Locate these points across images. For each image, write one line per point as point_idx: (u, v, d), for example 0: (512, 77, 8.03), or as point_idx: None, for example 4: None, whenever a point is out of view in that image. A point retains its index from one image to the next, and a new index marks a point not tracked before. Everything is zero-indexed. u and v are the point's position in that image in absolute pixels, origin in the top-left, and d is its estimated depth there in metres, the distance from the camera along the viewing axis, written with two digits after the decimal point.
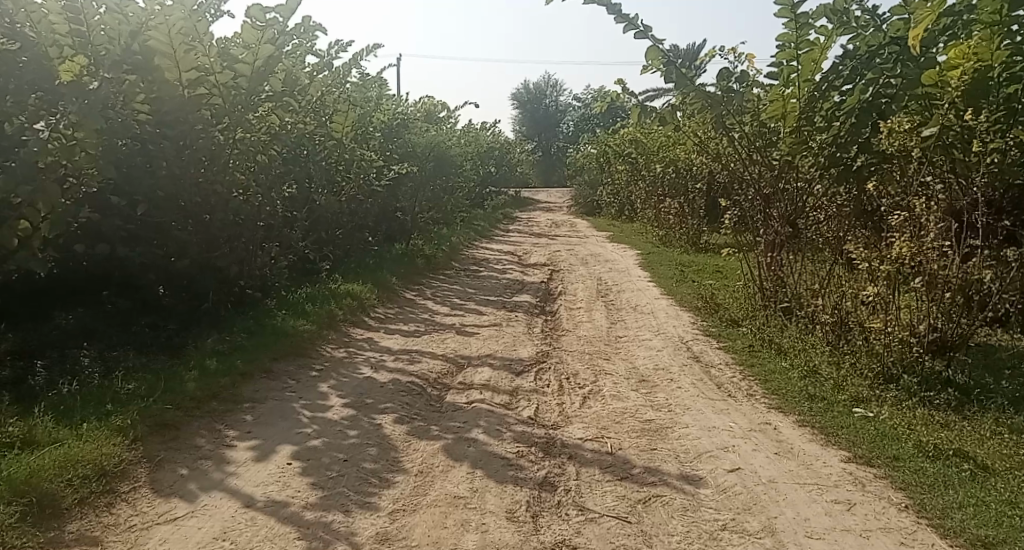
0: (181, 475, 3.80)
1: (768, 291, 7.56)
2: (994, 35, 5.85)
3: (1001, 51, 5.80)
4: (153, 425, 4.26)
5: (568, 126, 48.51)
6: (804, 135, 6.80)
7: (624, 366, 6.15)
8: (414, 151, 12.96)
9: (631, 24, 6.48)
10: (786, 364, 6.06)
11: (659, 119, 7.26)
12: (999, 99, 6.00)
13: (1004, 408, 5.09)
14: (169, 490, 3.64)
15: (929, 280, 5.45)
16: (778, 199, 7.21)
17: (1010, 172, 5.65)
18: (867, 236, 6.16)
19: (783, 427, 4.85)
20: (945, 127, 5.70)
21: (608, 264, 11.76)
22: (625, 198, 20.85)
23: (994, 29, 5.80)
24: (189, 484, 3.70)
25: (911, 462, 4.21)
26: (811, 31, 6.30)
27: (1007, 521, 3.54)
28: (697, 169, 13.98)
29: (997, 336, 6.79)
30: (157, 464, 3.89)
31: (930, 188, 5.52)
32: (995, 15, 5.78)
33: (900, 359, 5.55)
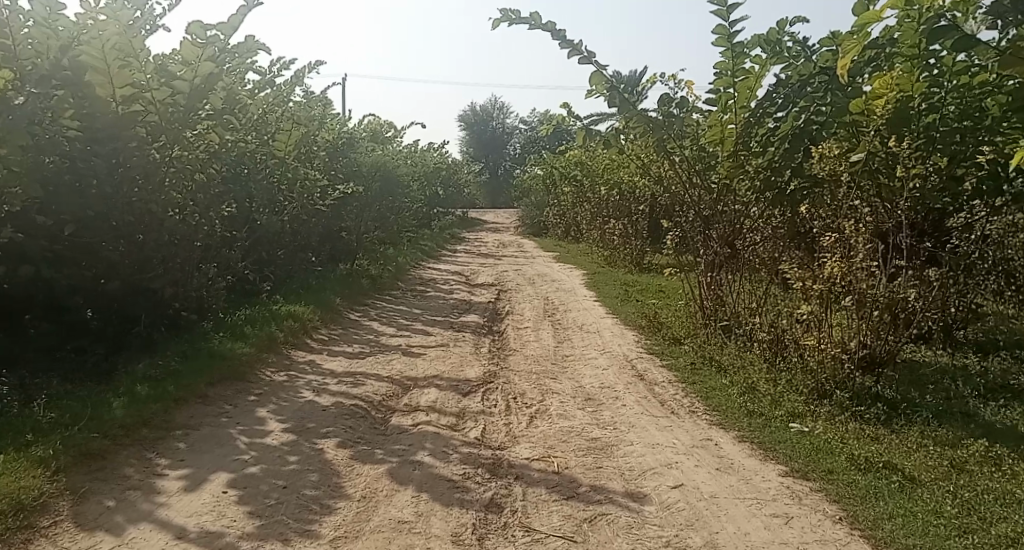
0: (107, 507, 3.66)
1: (709, 309, 7.70)
2: (913, 68, 6.06)
3: (921, 82, 6.04)
4: (77, 455, 4.10)
5: (515, 148, 48.87)
6: (740, 160, 7.01)
7: (570, 385, 6.18)
8: (360, 171, 12.86)
9: (575, 50, 6.58)
10: (726, 381, 6.18)
11: (603, 142, 7.38)
12: (918, 128, 6.14)
13: (930, 421, 5.24)
14: (93, 523, 3.49)
15: (859, 299, 5.65)
16: (718, 221, 7.42)
17: (932, 198, 5.88)
18: (801, 256, 6.37)
19: (724, 443, 4.93)
20: (870, 154, 5.82)
21: (555, 284, 11.83)
22: (571, 220, 21.07)
23: (914, 63, 6.01)
24: (116, 516, 3.56)
25: (844, 475, 4.32)
26: (747, 60, 6.55)
27: (934, 531, 3.64)
28: (641, 192, 14.13)
29: (922, 352, 7.06)
30: (81, 496, 3.73)
31: (858, 211, 5.74)
32: (915, 48, 6.04)
33: (833, 376, 5.71)
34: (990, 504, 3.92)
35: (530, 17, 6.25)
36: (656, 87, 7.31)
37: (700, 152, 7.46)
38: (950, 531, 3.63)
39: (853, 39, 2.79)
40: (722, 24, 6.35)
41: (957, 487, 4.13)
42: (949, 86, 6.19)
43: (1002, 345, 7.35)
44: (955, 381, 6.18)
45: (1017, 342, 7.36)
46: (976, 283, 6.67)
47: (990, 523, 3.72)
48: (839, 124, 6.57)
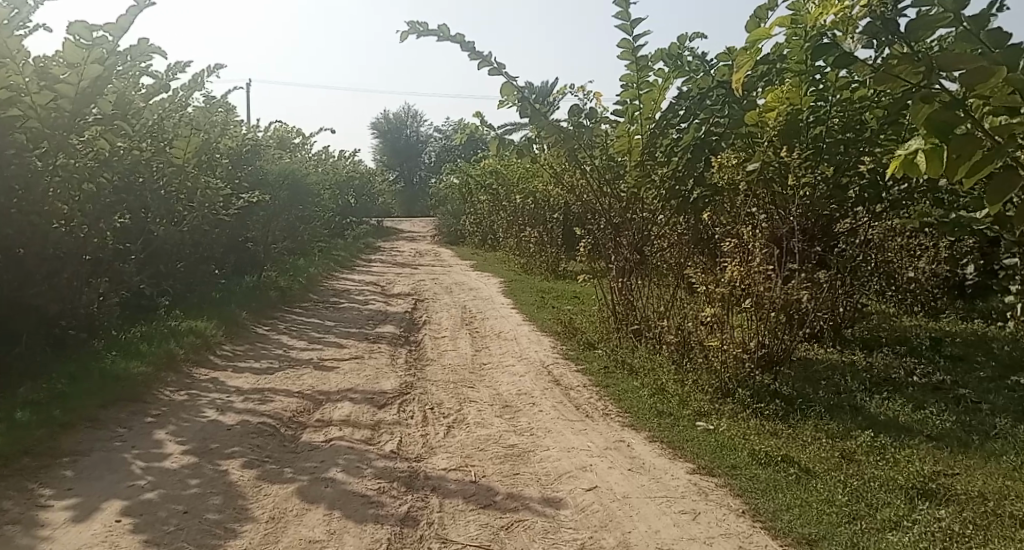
0: None
1: (620, 314, 7.86)
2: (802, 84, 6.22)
3: (808, 96, 6.19)
4: None
5: (429, 156, 48.71)
6: (647, 169, 7.13)
7: (487, 393, 6.17)
8: (267, 179, 12.52)
9: (485, 61, 6.61)
10: (637, 384, 6.32)
11: (517, 151, 7.44)
12: (807, 139, 6.39)
13: (822, 415, 5.47)
14: None
15: (756, 302, 5.92)
16: (627, 228, 7.64)
17: (819, 205, 6.34)
18: (706, 261, 6.60)
19: (636, 443, 5.04)
20: (765, 163, 6.15)
21: (472, 292, 11.84)
22: (487, 229, 21.17)
23: (801, 78, 6.10)
24: None
25: (746, 470, 4.48)
26: (650, 73, 6.69)
27: (828, 518, 3.82)
28: (555, 201, 14.27)
29: (815, 349, 7.43)
30: None
31: (754, 219, 6.27)
32: (801, 64, 6.09)
33: (735, 375, 5.88)
34: (877, 491, 4.13)
35: (439, 29, 6.25)
36: (566, 97, 7.43)
37: (609, 162, 7.62)
38: (842, 518, 3.81)
39: (748, 53, 2.70)
40: (626, 39, 6.52)
41: (847, 477, 4.34)
42: (832, 100, 6.37)
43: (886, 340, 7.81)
44: (844, 375, 6.49)
45: (899, 336, 7.83)
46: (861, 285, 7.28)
47: (878, 508, 3.92)
48: (734, 135, 6.81)
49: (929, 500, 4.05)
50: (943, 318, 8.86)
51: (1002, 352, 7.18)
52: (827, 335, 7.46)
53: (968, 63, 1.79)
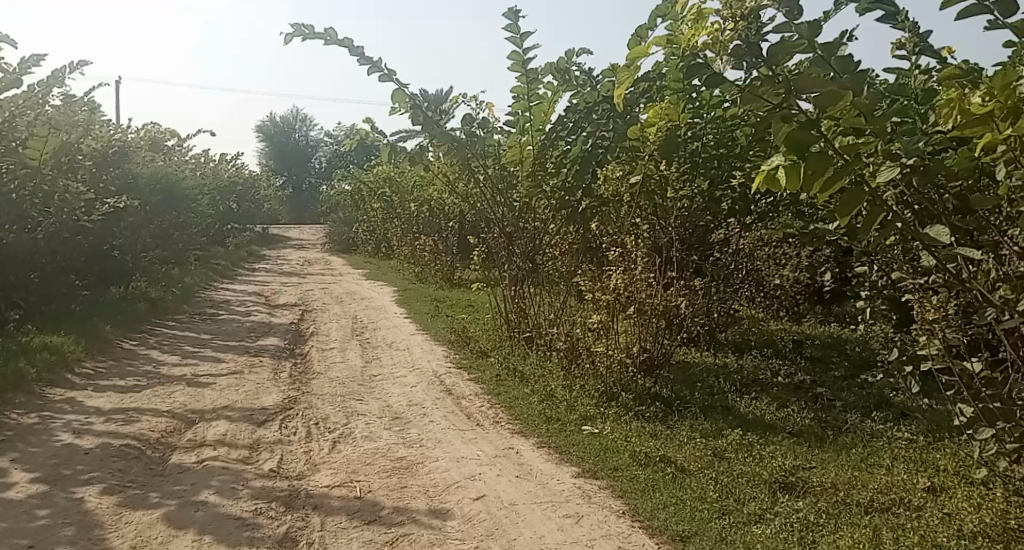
0: None
1: (513, 321, 7.92)
2: (681, 99, 6.37)
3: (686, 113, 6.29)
4: None
5: (319, 162, 47.56)
6: (538, 180, 7.35)
7: (376, 405, 6.06)
8: (137, 183, 11.84)
9: (375, 67, 6.53)
10: (527, 390, 6.39)
11: (409, 159, 7.38)
12: (685, 154, 6.67)
13: (698, 415, 5.71)
14: None
15: (639, 308, 6.11)
16: (520, 237, 7.73)
17: (696, 216, 6.86)
18: (594, 271, 6.80)
19: (524, 450, 5.08)
20: (646, 175, 6.28)
21: (364, 302, 11.62)
22: (380, 237, 20.85)
23: (679, 95, 6.29)
24: None
25: (627, 471, 4.61)
26: (540, 86, 6.88)
27: (700, 515, 3.97)
28: (450, 208, 14.26)
29: (692, 352, 7.74)
30: None
31: (637, 229, 6.64)
32: (680, 81, 6.27)
33: (618, 379, 6.06)
34: (744, 486, 4.35)
35: (325, 32, 6.12)
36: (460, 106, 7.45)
37: (502, 171, 7.70)
38: (712, 514, 3.97)
39: (627, 70, 2.85)
40: (515, 51, 6.61)
41: (718, 473, 4.54)
42: (706, 117, 6.63)
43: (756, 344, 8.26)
44: (718, 377, 6.80)
45: (768, 340, 8.31)
46: (733, 291, 7.90)
47: (744, 503, 4.12)
48: (620, 149, 6.90)
49: (789, 492, 4.30)
50: (803, 321, 9.43)
51: (854, 353, 7.74)
52: (702, 340, 7.78)
53: (821, 87, 2.14)
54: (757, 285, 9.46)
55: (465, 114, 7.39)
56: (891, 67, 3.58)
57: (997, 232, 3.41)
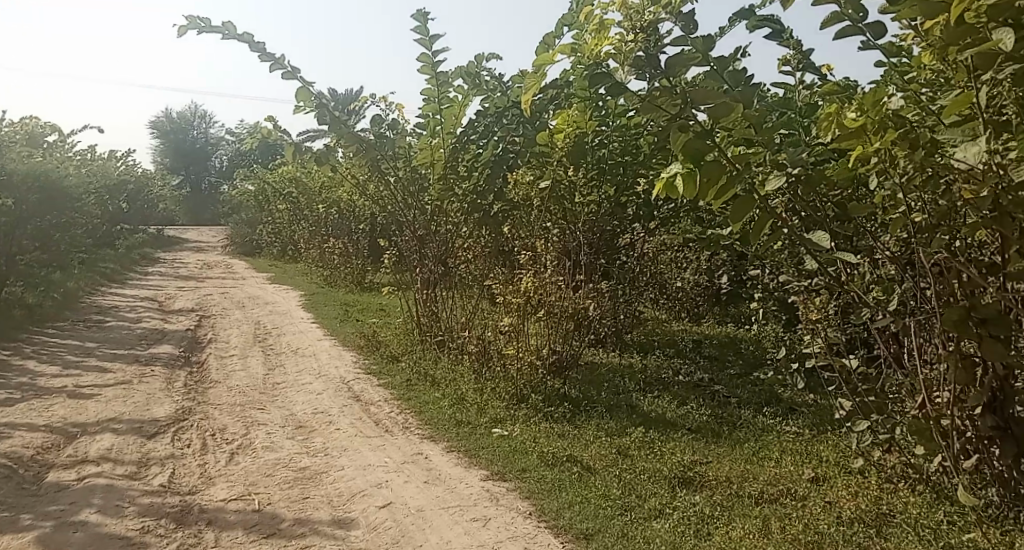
0: None
1: (425, 325, 7.85)
2: (587, 108, 6.52)
3: (593, 121, 6.49)
4: None
5: (220, 162, 45.80)
6: (449, 183, 7.32)
7: (278, 414, 5.88)
8: (12, 180, 11.06)
9: (278, 64, 6.35)
10: (438, 395, 6.33)
11: (315, 159, 7.21)
12: (593, 159, 6.82)
13: (605, 414, 5.82)
14: None
15: (548, 311, 6.18)
16: (432, 239, 7.72)
17: (604, 221, 7.11)
18: (506, 273, 6.82)
19: (433, 455, 5.04)
20: (556, 180, 6.64)
21: (268, 307, 11.24)
22: (287, 239, 20.25)
23: (587, 103, 6.41)
24: None
25: (535, 472, 4.64)
26: (450, 89, 6.89)
27: (603, 512, 4.04)
28: (360, 210, 14.01)
29: (601, 353, 7.87)
30: None
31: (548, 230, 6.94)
32: (586, 90, 6.33)
33: (528, 382, 6.11)
34: (645, 482, 4.46)
35: (224, 26, 5.90)
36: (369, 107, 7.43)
37: (413, 173, 7.64)
38: (615, 511, 4.05)
39: (534, 76, 2.88)
40: (425, 53, 6.59)
41: (622, 471, 4.64)
42: (612, 126, 6.76)
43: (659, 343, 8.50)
44: (624, 378, 6.94)
45: (671, 340, 8.57)
46: (638, 294, 8.09)
47: (645, 499, 4.22)
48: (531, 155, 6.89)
49: (687, 487, 4.44)
50: (703, 321, 9.76)
51: (748, 352, 8.07)
52: (608, 341, 7.94)
53: (714, 99, 2.28)
54: (661, 288, 9.73)
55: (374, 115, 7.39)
56: (778, 83, 3.81)
57: (871, 237, 3.56)
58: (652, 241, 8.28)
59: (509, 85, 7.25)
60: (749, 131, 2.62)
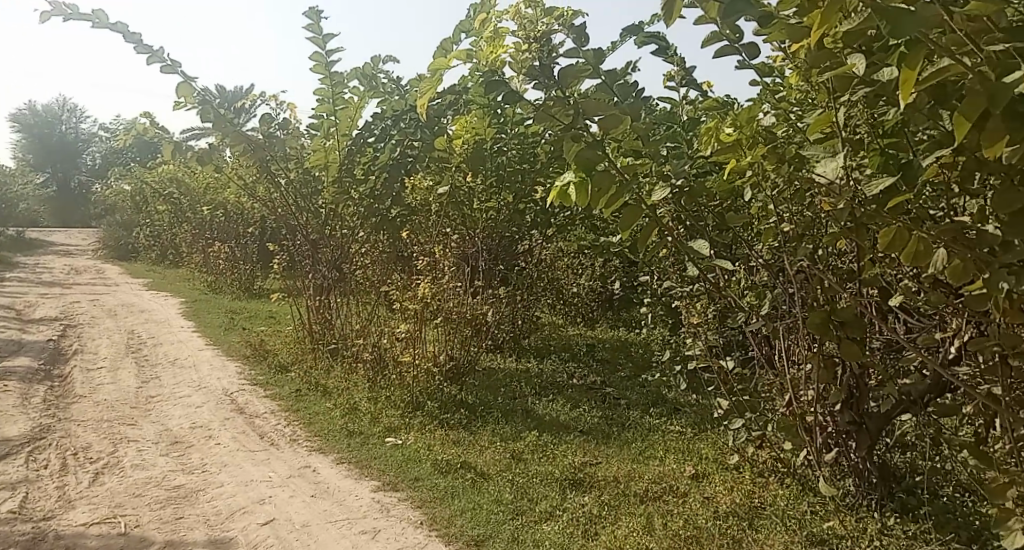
0: None
1: (317, 333, 7.64)
2: (486, 116, 6.53)
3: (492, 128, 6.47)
4: None
5: (89, 161, 42.92)
6: (344, 186, 7.16)
7: (151, 430, 5.56)
8: None
9: (155, 57, 6.01)
10: (329, 405, 6.16)
11: (197, 158, 6.88)
12: (491, 166, 6.89)
13: (501, 419, 5.82)
14: None
15: (447, 317, 6.24)
16: (326, 244, 7.64)
17: (502, 228, 7.35)
18: (405, 278, 6.86)
19: (321, 468, 4.90)
20: (455, 186, 6.75)
21: (144, 315, 10.61)
22: (166, 242, 19.20)
23: (486, 111, 6.40)
24: None
25: (428, 480, 4.60)
26: (345, 90, 6.67)
27: (494, 518, 4.06)
28: (247, 213, 13.46)
29: (498, 358, 7.86)
30: None
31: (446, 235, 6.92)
32: (485, 98, 6.26)
33: (425, 389, 6.07)
34: (538, 485, 4.52)
35: (92, 15, 5.53)
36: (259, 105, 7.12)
37: (305, 176, 7.42)
38: (506, 516, 4.08)
39: (428, 82, 2.71)
40: (318, 52, 6.41)
41: (515, 475, 4.67)
42: (510, 133, 6.89)
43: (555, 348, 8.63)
44: (521, 382, 6.97)
45: (565, 344, 8.70)
46: (531, 304, 8.33)
47: (537, 502, 4.28)
48: (429, 159, 6.67)
49: (577, 488, 4.53)
50: (596, 326, 9.98)
51: (638, 355, 8.32)
52: (505, 346, 7.97)
53: (603, 109, 2.33)
54: (558, 294, 9.90)
55: (264, 114, 7.03)
56: (663, 97, 3.96)
57: (746, 245, 3.77)
58: (545, 246, 8.40)
59: (406, 87, 6.99)
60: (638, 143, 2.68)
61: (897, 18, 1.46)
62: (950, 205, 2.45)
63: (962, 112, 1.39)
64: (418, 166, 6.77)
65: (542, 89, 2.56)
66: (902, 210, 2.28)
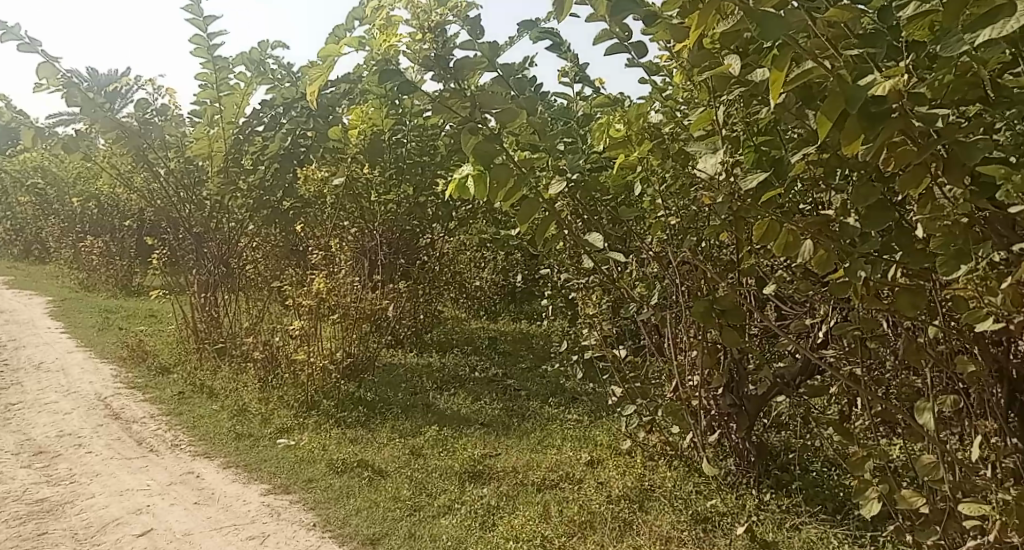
0: None
1: (202, 332, 7.30)
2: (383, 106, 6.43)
3: (390, 118, 6.39)
4: None
5: None
6: (231, 177, 6.79)
7: (12, 440, 5.17)
8: None
9: (11, 34, 5.57)
10: (214, 407, 5.91)
11: (63, 146, 6.43)
12: (390, 157, 6.79)
13: (399, 415, 5.76)
14: None
15: (344, 313, 6.12)
16: (211, 237, 7.31)
17: (402, 220, 7.33)
18: (300, 274, 6.69)
19: (206, 473, 4.70)
20: (351, 177, 6.49)
21: (6, 316, 9.83)
22: (32, 237, 17.85)
23: (383, 101, 6.33)
24: None
25: (322, 481, 4.50)
26: (230, 76, 6.29)
27: (390, 515, 4.02)
28: (125, 206, 12.70)
29: (398, 353, 7.76)
30: None
31: (343, 228, 6.79)
32: (383, 88, 6.08)
33: (320, 387, 5.95)
34: (436, 480, 4.51)
35: None
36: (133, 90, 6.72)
37: (186, 165, 7.05)
38: (402, 513, 4.04)
39: (317, 67, 2.53)
40: (198, 35, 6.11)
41: (413, 471, 4.64)
42: (409, 124, 6.83)
43: (457, 340, 8.63)
44: (422, 377, 6.91)
45: (467, 337, 8.71)
46: (429, 296, 8.34)
47: (435, 496, 4.27)
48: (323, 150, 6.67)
49: (476, 480, 4.56)
50: (498, 319, 10.01)
51: (539, 346, 8.41)
52: (405, 341, 7.88)
53: (499, 105, 2.35)
54: (460, 287, 9.87)
55: (139, 99, 6.65)
56: (557, 93, 4.04)
57: (638, 238, 3.89)
58: (445, 238, 8.36)
59: (298, 74, 6.70)
60: (535, 137, 2.70)
61: (765, 22, 1.55)
62: (817, 199, 2.61)
63: (824, 112, 1.51)
64: (312, 156, 6.63)
65: (440, 81, 2.53)
66: (774, 204, 2.41)
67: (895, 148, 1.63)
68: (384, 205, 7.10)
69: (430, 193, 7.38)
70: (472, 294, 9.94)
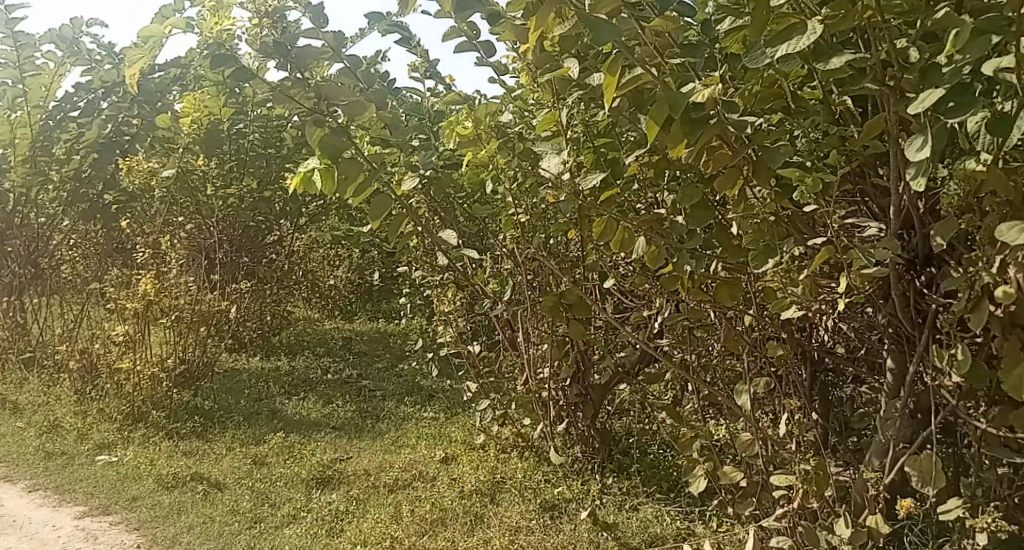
0: None
1: (6, 342, 6.61)
2: (220, 93, 6.14)
3: (229, 107, 6.09)
4: None
5: None
6: (41, 167, 6.20)
7: None
8: None
9: None
10: (21, 424, 5.36)
11: None
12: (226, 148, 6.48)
13: (241, 424, 5.48)
14: None
15: (177, 317, 5.75)
16: (13, 235, 6.66)
17: (245, 216, 6.97)
18: (123, 276, 6.19)
19: (6, 499, 4.26)
20: (183, 168, 6.02)
21: None
22: None
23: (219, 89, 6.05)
24: None
25: (148, 499, 4.21)
26: (36, 55, 5.82)
27: (223, 530, 3.82)
28: None
29: (240, 357, 7.41)
30: None
31: (177, 225, 6.34)
32: (218, 75, 5.76)
33: (149, 396, 5.54)
34: (280, 488, 4.36)
35: None
36: None
37: None
38: (236, 527, 3.86)
39: (138, 48, 2.38)
40: None
41: (253, 482, 4.44)
42: (251, 114, 6.56)
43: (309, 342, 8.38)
44: (268, 382, 6.62)
45: (319, 339, 8.45)
46: (275, 297, 8.03)
47: (279, 507, 4.12)
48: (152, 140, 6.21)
49: (324, 487, 4.44)
50: (354, 319, 9.79)
51: (395, 346, 8.30)
52: (249, 344, 7.54)
53: (346, 97, 2.31)
54: (312, 287, 9.57)
55: None
56: (409, 88, 3.99)
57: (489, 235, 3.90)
58: (293, 235, 8.07)
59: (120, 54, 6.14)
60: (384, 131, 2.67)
61: (597, 27, 1.63)
62: (651, 197, 2.76)
63: (651, 116, 1.60)
64: (139, 145, 6.18)
65: (280, 70, 2.41)
66: (614, 202, 2.50)
67: (713, 151, 1.75)
68: (225, 198, 6.61)
69: (276, 186, 7.14)
70: (324, 293, 9.68)
